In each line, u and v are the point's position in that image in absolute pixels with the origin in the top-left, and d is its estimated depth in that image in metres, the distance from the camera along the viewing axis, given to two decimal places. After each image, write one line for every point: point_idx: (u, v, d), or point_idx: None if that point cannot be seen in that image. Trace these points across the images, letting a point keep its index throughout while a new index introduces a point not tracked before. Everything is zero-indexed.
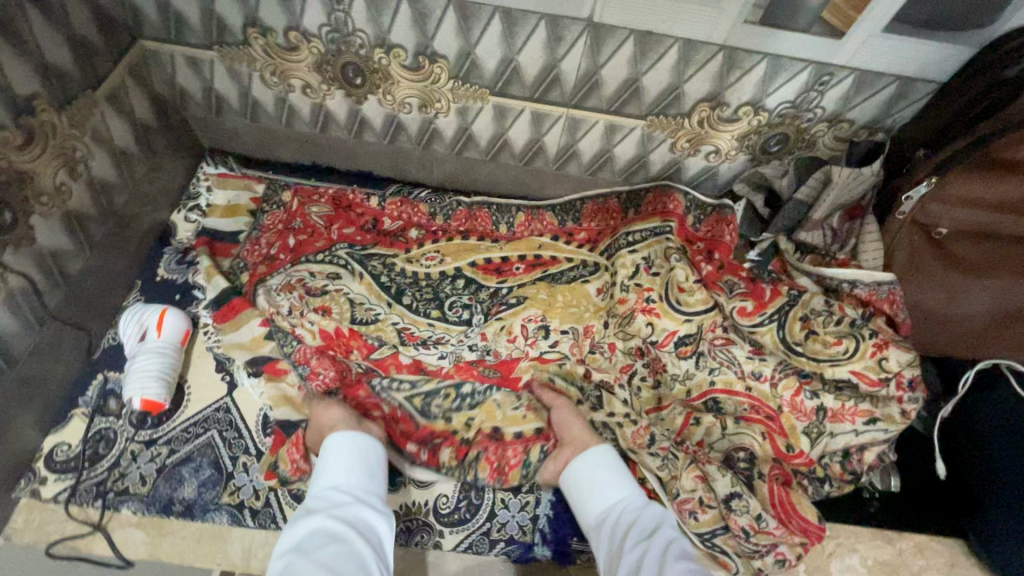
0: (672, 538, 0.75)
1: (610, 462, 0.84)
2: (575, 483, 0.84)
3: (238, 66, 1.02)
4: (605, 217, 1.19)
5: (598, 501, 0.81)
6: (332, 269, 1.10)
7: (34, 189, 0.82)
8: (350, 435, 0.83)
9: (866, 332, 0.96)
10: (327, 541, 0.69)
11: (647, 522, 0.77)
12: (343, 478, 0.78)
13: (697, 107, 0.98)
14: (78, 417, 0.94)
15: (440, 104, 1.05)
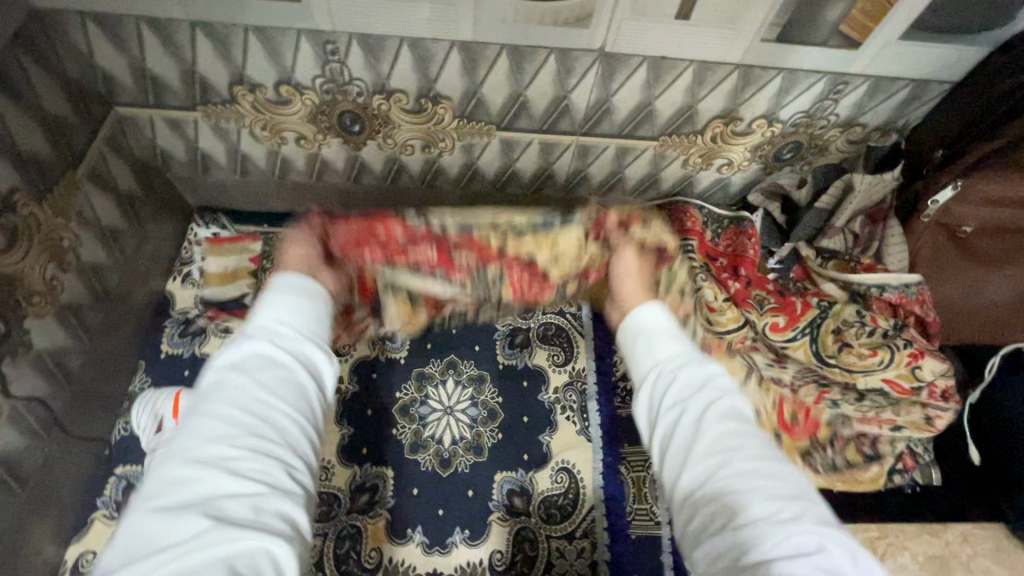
0: (725, 416, 0.56)
1: (653, 309, 0.68)
2: (624, 340, 0.68)
3: (225, 123, 0.95)
4: None
5: (645, 352, 0.64)
6: None
7: (25, 290, 0.75)
8: (305, 277, 0.67)
9: (899, 341, 0.94)
10: (252, 387, 0.52)
11: (683, 367, 0.61)
12: (292, 316, 0.60)
13: (710, 124, 0.96)
14: (99, 520, 0.87)
15: (444, 143, 1.00)
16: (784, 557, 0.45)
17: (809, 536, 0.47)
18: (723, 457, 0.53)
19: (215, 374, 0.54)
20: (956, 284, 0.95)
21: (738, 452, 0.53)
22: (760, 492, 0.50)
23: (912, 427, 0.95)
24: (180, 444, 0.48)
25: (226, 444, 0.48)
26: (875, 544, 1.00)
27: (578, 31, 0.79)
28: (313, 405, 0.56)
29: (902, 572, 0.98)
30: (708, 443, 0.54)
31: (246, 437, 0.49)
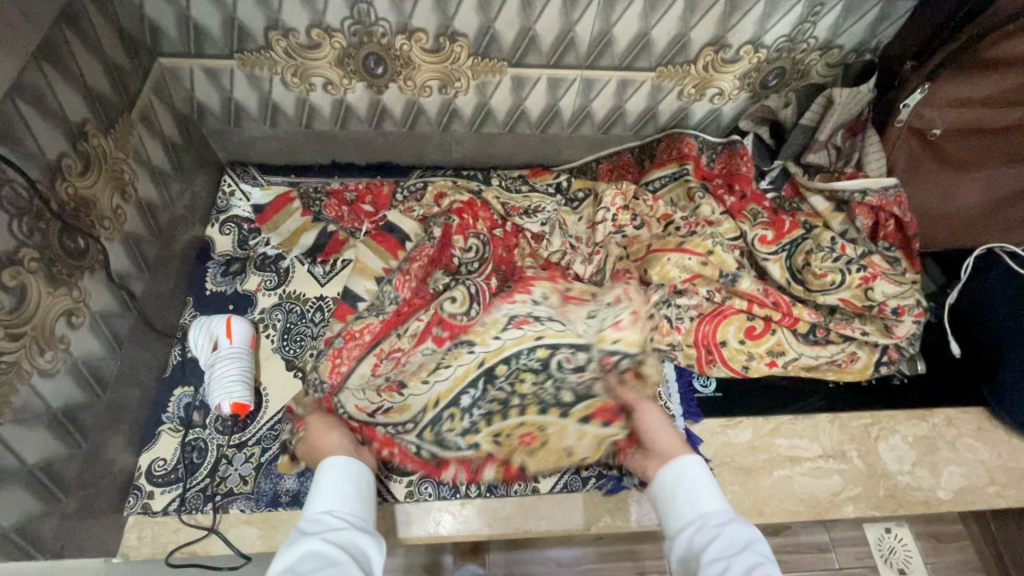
0: (763, 569, 0.63)
1: (694, 467, 0.79)
2: (658, 500, 0.80)
3: (258, 71, 1.04)
4: (622, 172, 1.28)
5: (679, 509, 0.76)
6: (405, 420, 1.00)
7: (98, 215, 0.84)
8: (351, 459, 0.83)
9: (854, 266, 1.01)
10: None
11: (721, 529, 0.70)
12: (335, 505, 0.75)
13: (702, 53, 1.05)
14: (168, 433, 0.97)
15: (459, 83, 1.09)
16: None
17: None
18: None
19: (281, 572, 0.64)
20: (932, 190, 1.07)
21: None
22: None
23: (873, 332, 1.04)
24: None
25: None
26: (869, 428, 1.09)
27: None
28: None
29: (895, 451, 1.08)
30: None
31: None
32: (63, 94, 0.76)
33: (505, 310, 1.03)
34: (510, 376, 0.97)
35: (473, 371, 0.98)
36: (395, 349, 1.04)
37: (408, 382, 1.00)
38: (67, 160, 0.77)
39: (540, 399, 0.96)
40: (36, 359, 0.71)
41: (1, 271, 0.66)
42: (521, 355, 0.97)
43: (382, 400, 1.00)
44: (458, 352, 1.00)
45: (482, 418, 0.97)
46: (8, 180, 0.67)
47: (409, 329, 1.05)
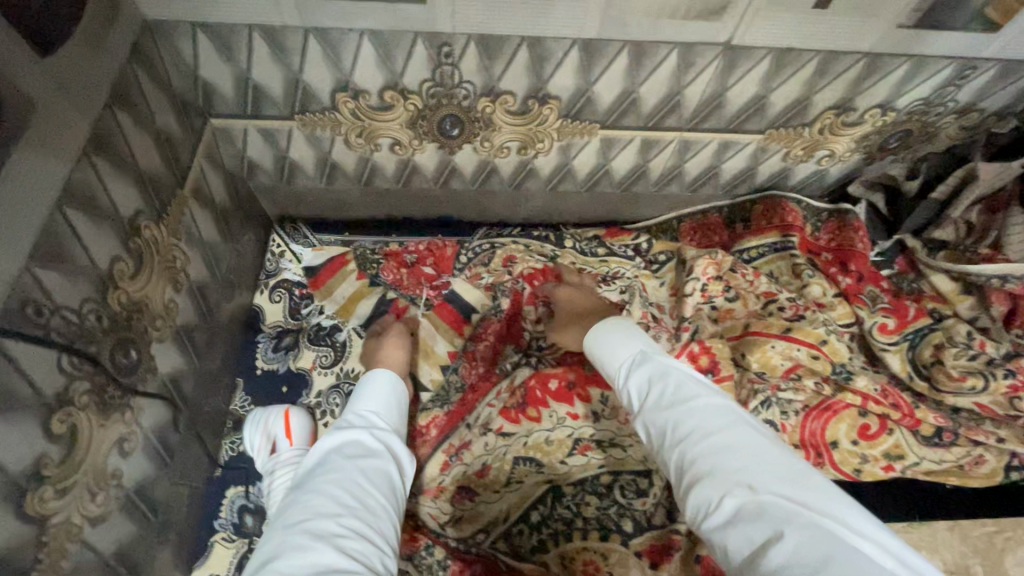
0: (674, 379, 0.67)
1: (615, 324, 0.83)
2: (596, 359, 0.82)
3: (320, 132, 0.92)
4: (708, 233, 1.16)
5: (611, 357, 0.79)
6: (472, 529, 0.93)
7: (150, 315, 0.73)
8: (394, 375, 0.84)
9: (999, 370, 0.89)
10: (354, 461, 0.66)
11: (643, 368, 0.72)
12: (380, 408, 0.77)
13: (821, 116, 0.92)
14: (220, 543, 0.88)
15: (541, 144, 0.97)
16: (734, 493, 0.54)
17: (779, 477, 0.54)
18: (679, 441, 0.61)
19: (325, 453, 0.68)
20: None
21: (683, 390, 0.65)
22: (706, 453, 0.58)
23: (1010, 440, 0.93)
24: (298, 517, 0.59)
25: (333, 522, 0.58)
26: (994, 539, 0.97)
27: (709, 25, 0.75)
28: (396, 482, 0.68)
29: None
30: (676, 421, 0.63)
31: (345, 517, 0.59)
32: (113, 187, 0.65)
33: (569, 427, 0.97)
34: (576, 496, 0.94)
35: (541, 489, 0.95)
36: (468, 437, 0.97)
37: (479, 488, 0.94)
38: (118, 263, 0.66)
39: (603, 525, 0.91)
40: (85, 508, 0.62)
41: (48, 417, 0.57)
42: (587, 481, 0.95)
43: (457, 509, 0.93)
44: (526, 470, 0.95)
45: (549, 538, 0.91)
46: (55, 308, 0.57)
47: (476, 417, 0.98)
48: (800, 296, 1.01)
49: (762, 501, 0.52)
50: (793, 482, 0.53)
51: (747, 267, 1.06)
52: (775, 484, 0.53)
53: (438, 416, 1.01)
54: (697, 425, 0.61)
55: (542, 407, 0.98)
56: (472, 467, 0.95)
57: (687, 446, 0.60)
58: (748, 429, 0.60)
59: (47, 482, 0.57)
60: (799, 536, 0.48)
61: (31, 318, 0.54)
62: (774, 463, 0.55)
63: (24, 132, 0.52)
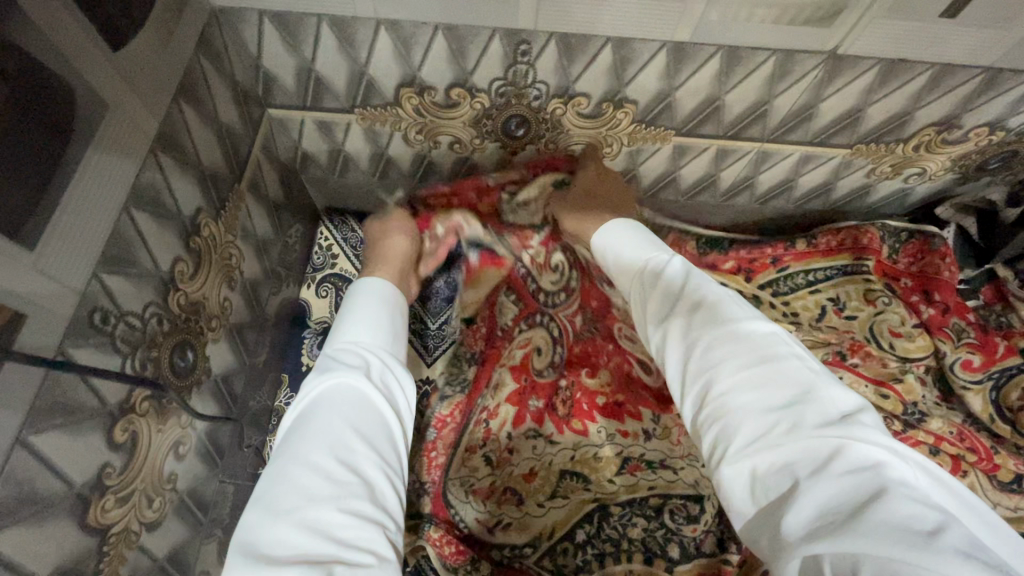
0: (701, 299, 0.54)
1: (637, 232, 0.69)
2: (613, 271, 0.69)
3: (379, 126, 0.88)
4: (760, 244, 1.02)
5: (628, 277, 0.65)
6: (514, 536, 0.84)
7: (206, 315, 0.71)
8: (400, 296, 0.72)
9: None
10: (357, 412, 0.54)
11: (668, 283, 0.58)
12: (381, 336, 0.64)
13: (920, 132, 0.85)
14: None
15: (609, 148, 0.91)
16: (776, 445, 0.42)
17: (835, 424, 0.42)
18: (710, 373, 0.48)
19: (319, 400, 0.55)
20: None
21: (716, 314, 0.52)
22: (747, 393, 0.46)
23: None
24: (283, 497, 0.46)
25: (333, 510, 0.45)
26: None
27: (817, 31, 0.68)
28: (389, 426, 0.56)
29: None
30: (705, 350, 0.50)
31: (347, 499, 0.47)
32: (178, 186, 0.62)
33: (618, 446, 0.88)
34: (623, 517, 0.84)
35: (586, 506, 0.85)
36: (501, 436, 0.87)
37: (525, 497, 0.86)
38: (179, 264, 0.64)
39: (647, 547, 0.82)
40: (143, 514, 0.60)
41: (111, 426, 0.54)
42: (635, 503, 0.85)
43: (502, 513, 0.85)
44: (572, 483, 0.86)
45: (595, 559, 0.81)
46: (121, 315, 0.54)
47: (496, 386, 0.89)
48: (870, 326, 0.96)
49: (813, 453, 0.40)
50: (859, 430, 0.42)
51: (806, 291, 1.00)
52: (840, 432, 0.41)
53: (459, 400, 0.89)
54: (734, 359, 0.48)
55: (589, 422, 0.89)
56: (509, 468, 0.87)
57: (722, 381, 0.47)
58: (795, 361, 0.47)
59: (109, 491, 0.54)
60: (869, 488, 0.38)
61: (96, 327, 0.51)
62: (833, 407, 0.43)
63: (99, 133, 0.50)
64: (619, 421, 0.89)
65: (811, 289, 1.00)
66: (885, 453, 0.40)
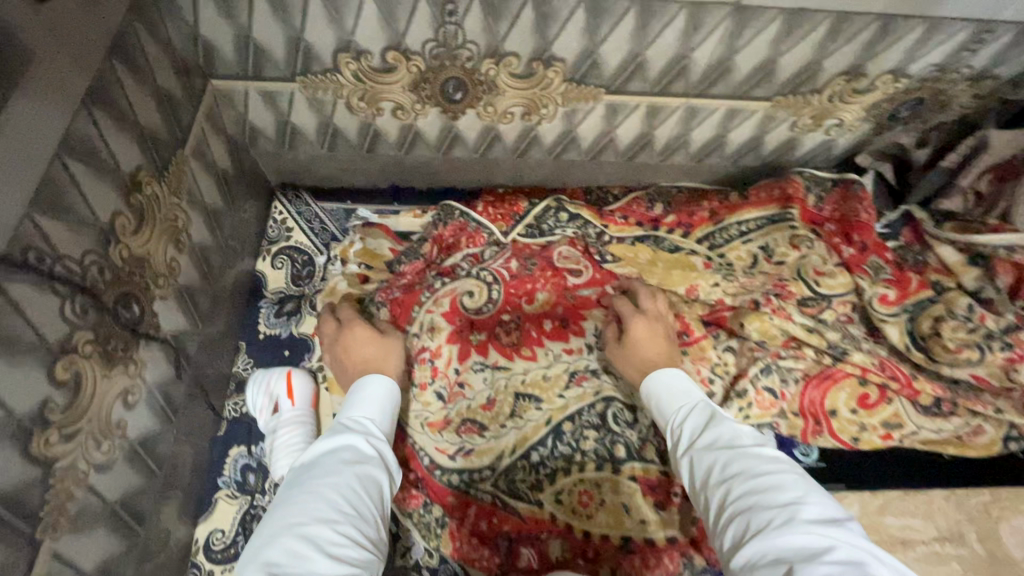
0: (720, 426, 0.69)
1: (677, 376, 0.81)
2: (652, 409, 0.81)
3: (322, 95, 0.91)
4: (699, 204, 1.13)
5: (662, 410, 0.78)
6: (481, 463, 0.94)
7: (152, 272, 0.73)
8: (390, 379, 0.84)
9: (995, 342, 0.89)
10: (351, 473, 0.66)
11: (698, 416, 0.73)
12: (375, 413, 0.77)
13: (831, 82, 0.91)
14: (224, 500, 0.89)
15: (545, 110, 0.95)
16: (775, 532, 0.54)
17: (820, 523, 0.54)
18: (728, 483, 0.62)
19: (320, 457, 0.68)
20: None
21: (739, 442, 0.66)
22: (759, 496, 0.58)
23: (1010, 411, 0.92)
24: (291, 518, 0.59)
25: (331, 528, 0.58)
26: (988, 506, 0.99)
27: None
28: (385, 487, 0.68)
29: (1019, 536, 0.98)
30: (722, 461, 0.64)
31: (343, 523, 0.59)
32: (114, 141, 0.65)
33: (565, 362, 1.04)
34: (575, 433, 0.97)
35: (542, 429, 0.97)
36: (435, 359, 1.01)
37: (488, 424, 0.97)
38: (120, 218, 0.66)
39: (600, 455, 0.95)
40: (91, 455, 0.62)
41: (52, 364, 0.57)
42: (583, 411, 0.99)
43: (464, 441, 0.96)
44: (525, 407, 0.99)
45: (549, 475, 0.93)
46: (57, 257, 0.56)
47: (421, 325, 1.02)
48: (797, 267, 1.01)
49: (801, 540, 0.52)
50: (845, 531, 0.53)
51: (736, 242, 1.07)
52: (819, 531, 0.53)
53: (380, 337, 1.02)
54: (749, 469, 0.62)
55: (537, 347, 1.05)
56: (456, 395, 1.00)
57: (738, 488, 0.61)
58: (797, 478, 0.60)
59: (53, 425, 0.56)
60: (845, 566, 0.49)
61: (32, 265, 0.53)
62: (825, 510, 0.56)
63: (26, 78, 0.52)
64: (564, 342, 1.06)
65: (743, 240, 1.07)
66: (858, 543, 0.52)
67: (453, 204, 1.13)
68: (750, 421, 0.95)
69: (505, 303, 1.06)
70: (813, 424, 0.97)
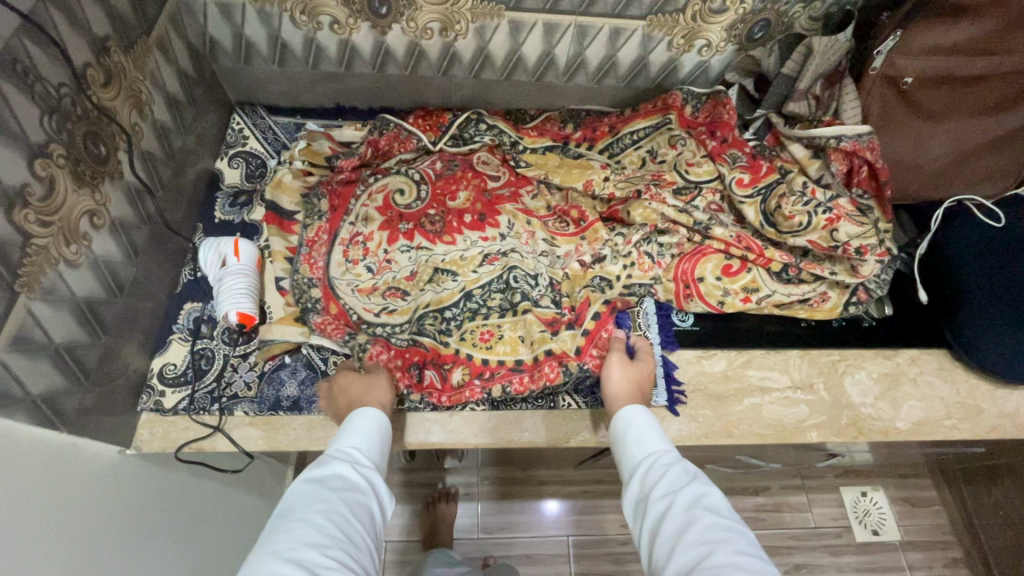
0: (701, 485, 0.68)
1: (655, 427, 0.81)
2: (628, 445, 0.80)
3: (269, 8, 1.10)
4: (601, 121, 1.30)
5: (638, 451, 0.78)
6: (403, 317, 1.11)
7: (118, 127, 0.90)
8: (380, 411, 0.87)
9: (821, 208, 1.08)
10: (340, 506, 0.68)
11: (681, 469, 0.72)
12: (364, 445, 0.80)
13: (690, 2, 1.11)
14: (177, 341, 1.05)
15: (458, 27, 1.14)
16: None
17: None
18: (709, 546, 0.60)
19: (309, 485, 0.71)
20: (903, 142, 1.11)
21: (717, 507, 0.65)
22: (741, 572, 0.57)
23: (840, 273, 1.12)
24: (281, 547, 0.61)
25: (321, 552, 0.61)
26: (835, 363, 1.13)
27: None
28: (376, 515, 0.72)
29: (859, 386, 1.11)
30: (694, 517, 0.64)
31: (333, 548, 0.62)
32: (88, 9, 0.82)
33: (481, 246, 1.18)
34: (484, 297, 1.12)
35: (456, 294, 1.12)
36: (367, 242, 1.18)
37: (409, 290, 1.14)
38: (90, 70, 0.83)
39: (504, 315, 1.11)
40: (62, 248, 0.79)
41: (33, 159, 0.73)
42: (492, 283, 1.13)
43: (387, 302, 1.12)
44: (442, 279, 1.14)
45: (457, 329, 1.09)
46: (39, 77, 0.73)
47: (357, 215, 1.20)
48: (673, 163, 1.21)
49: None
50: None
51: (630, 148, 1.26)
52: None
53: (319, 225, 1.19)
54: (729, 539, 0.61)
55: (457, 235, 1.19)
56: (382, 269, 1.16)
57: (719, 555, 0.59)
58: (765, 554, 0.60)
59: (32, 206, 0.73)
60: None
61: (19, 73, 0.70)
62: None
63: None
64: (482, 230, 1.20)
65: (635, 147, 1.26)
66: None
67: (387, 117, 1.26)
68: (632, 279, 1.14)
69: (430, 200, 1.22)
70: (685, 292, 1.14)
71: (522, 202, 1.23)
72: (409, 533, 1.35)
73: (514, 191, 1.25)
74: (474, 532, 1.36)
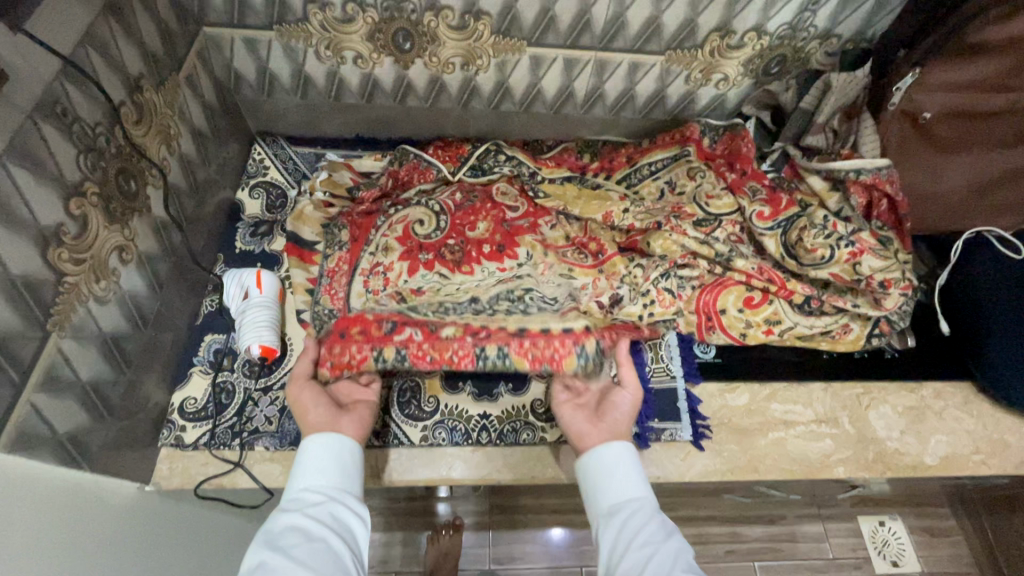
0: (676, 548, 0.70)
1: (630, 463, 0.81)
2: (597, 487, 0.80)
3: (295, 43, 1.12)
4: (617, 152, 1.32)
5: (611, 492, 0.78)
6: None
7: (147, 162, 0.91)
8: (331, 433, 0.80)
9: (843, 242, 1.08)
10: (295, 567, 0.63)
11: (657, 525, 0.73)
12: (319, 483, 0.75)
13: (708, 38, 1.14)
14: (198, 373, 1.04)
15: (480, 61, 1.16)
16: None
17: None
18: None
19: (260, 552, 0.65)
20: (920, 172, 1.12)
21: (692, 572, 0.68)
22: None
23: (864, 305, 1.11)
24: None
25: None
26: (860, 397, 1.12)
27: None
28: (346, 558, 0.67)
29: (884, 420, 1.10)
30: None
31: None
32: (123, 48, 0.84)
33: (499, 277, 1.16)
34: None
35: None
36: (387, 272, 1.16)
37: None
38: (124, 107, 0.84)
39: None
40: (92, 285, 0.79)
41: (69, 198, 0.73)
42: None
43: None
44: None
45: None
46: (76, 118, 0.74)
47: (376, 245, 1.20)
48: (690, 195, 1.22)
49: None
50: None
51: (648, 179, 1.27)
52: None
53: (342, 254, 1.19)
54: None
55: (476, 265, 1.19)
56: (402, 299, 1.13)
57: None
58: None
59: (66, 245, 0.73)
60: None
61: (59, 115, 0.71)
62: None
63: None
64: (503, 260, 1.19)
65: (653, 178, 1.27)
66: None
67: (407, 149, 1.29)
68: (654, 317, 1.13)
69: (450, 230, 1.22)
70: (708, 324, 1.15)
71: (540, 232, 1.23)
72: (410, 563, 1.32)
73: (531, 222, 1.25)
74: (482, 565, 1.32)
